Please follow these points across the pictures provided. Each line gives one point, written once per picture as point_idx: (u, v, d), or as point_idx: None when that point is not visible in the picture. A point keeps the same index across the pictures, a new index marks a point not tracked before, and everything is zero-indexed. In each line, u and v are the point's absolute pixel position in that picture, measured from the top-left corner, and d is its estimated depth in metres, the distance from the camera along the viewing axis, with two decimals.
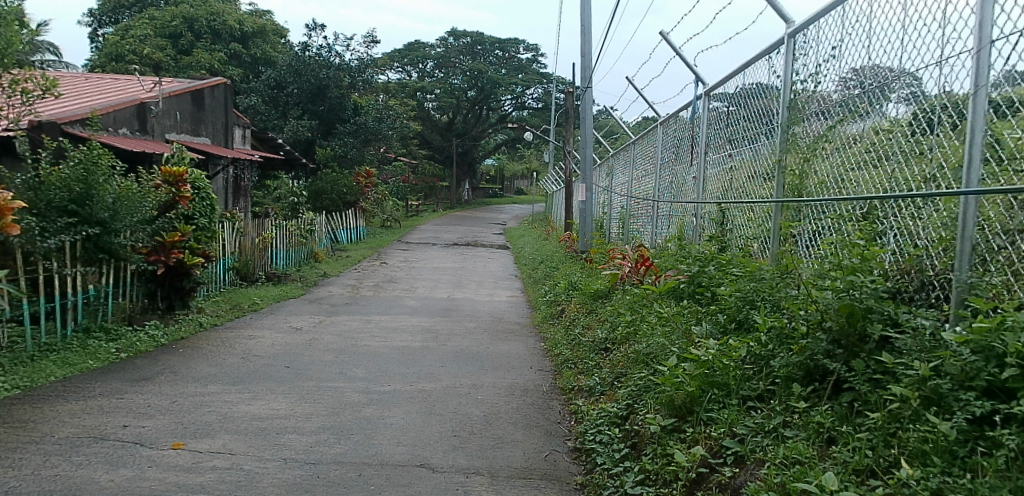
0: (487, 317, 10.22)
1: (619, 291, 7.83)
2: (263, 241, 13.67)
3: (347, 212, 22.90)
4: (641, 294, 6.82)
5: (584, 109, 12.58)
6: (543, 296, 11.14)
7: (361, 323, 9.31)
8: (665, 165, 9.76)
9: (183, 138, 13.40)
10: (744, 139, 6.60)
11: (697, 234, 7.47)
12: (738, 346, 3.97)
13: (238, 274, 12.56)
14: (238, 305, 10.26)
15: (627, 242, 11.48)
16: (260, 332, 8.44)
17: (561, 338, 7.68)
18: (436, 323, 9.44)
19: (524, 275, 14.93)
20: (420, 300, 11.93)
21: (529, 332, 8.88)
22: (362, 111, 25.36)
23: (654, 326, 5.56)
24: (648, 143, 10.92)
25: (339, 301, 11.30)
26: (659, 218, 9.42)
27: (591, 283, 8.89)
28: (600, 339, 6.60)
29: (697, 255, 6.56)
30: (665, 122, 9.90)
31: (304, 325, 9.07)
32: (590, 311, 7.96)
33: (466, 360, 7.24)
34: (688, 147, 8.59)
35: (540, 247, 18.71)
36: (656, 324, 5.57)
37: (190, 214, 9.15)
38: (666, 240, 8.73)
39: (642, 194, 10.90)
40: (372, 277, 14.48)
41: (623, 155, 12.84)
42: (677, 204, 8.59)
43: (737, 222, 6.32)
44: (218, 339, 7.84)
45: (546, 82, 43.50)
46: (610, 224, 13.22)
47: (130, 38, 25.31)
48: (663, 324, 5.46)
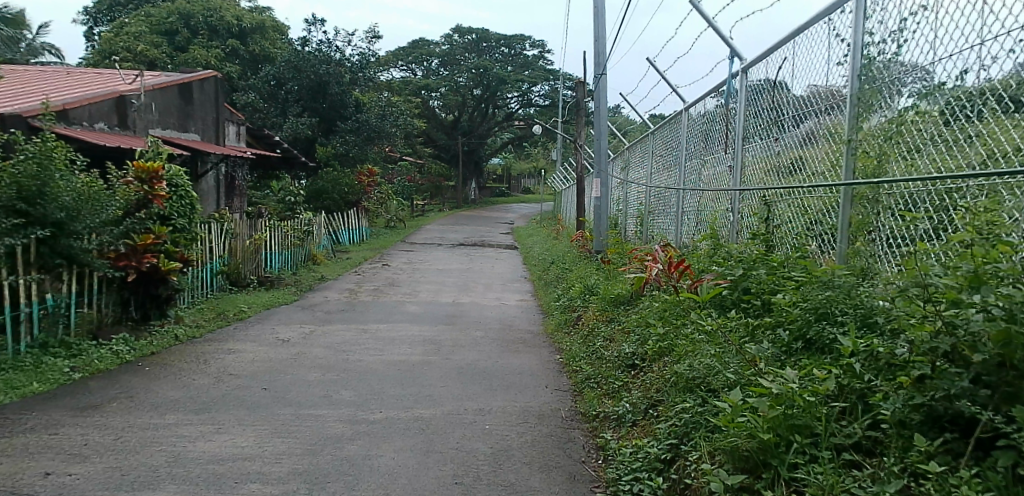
0: (495, 325, 9.30)
1: (646, 297, 6.91)
2: (255, 243, 12.80)
3: (349, 212, 22.04)
4: (672, 300, 5.91)
5: (598, 99, 11.67)
6: (557, 301, 10.22)
7: (356, 333, 8.40)
8: (691, 154, 8.82)
9: (168, 134, 12.54)
10: (792, 119, 5.69)
11: (735, 231, 6.56)
12: (824, 376, 3.08)
13: (228, 279, 11.71)
14: (223, 313, 9.38)
15: (648, 241, 10.56)
16: (242, 344, 7.55)
17: (581, 350, 6.78)
18: (438, 332, 8.52)
19: (534, 277, 14.02)
20: (423, 305, 11.00)
21: (543, 342, 7.97)
22: (364, 109, 24.50)
23: (697, 343, 4.66)
24: (671, 131, 9.98)
25: (335, 308, 10.41)
26: (687, 213, 8.48)
27: (612, 287, 7.99)
28: (627, 353, 5.68)
29: (740, 255, 5.66)
30: (690, 106, 8.94)
31: (293, 335, 8.18)
32: (614, 318, 7.05)
33: (472, 377, 6.33)
34: (719, 132, 7.65)
35: (551, 246, 17.78)
36: (700, 340, 4.67)
37: (167, 214, 8.26)
38: (696, 238, 7.81)
39: (663, 187, 9.98)
40: (373, 281, 13.59)
41: (641, 147, 11.89)
42: (709, 196, 7.66)
43: (788, 215, 5.41)
44: (192, 354, 6.97)
45: (552, 78, 42.55)
46: (627, 220, 12.30)
47: (125, 35, 24.48)
48: (710, 339, 4.57)
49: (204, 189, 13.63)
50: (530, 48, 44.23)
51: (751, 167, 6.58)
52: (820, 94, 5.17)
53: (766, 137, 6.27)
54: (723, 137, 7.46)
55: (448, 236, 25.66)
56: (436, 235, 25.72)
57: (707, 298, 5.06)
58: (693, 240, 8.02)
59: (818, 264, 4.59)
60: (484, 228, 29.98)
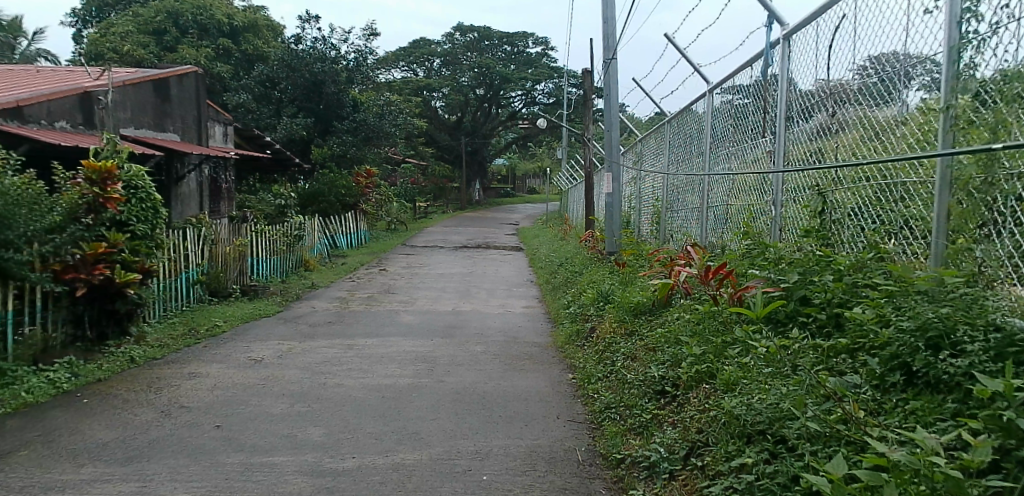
0: (498, 336, 8.29)
1: (673, 306, 5.92)
2: (239, 249, 11.86)
3: (347, 215, 21.12)
4: (708, 312, 4.93)
5: (609, 86, 10.64)
6: (566, 309, 9.22)
7: (341, 350, 7.42)
8: (717, 141, 7.84)
9: (143, 133, 11.59)
10: (851, 91, 4.73)
11: (776, 228, 5.60)
12: (974, 441, 2.12)
13: (207, 289, 10.71)
14: (194, 329, 8.43)
15: (665, 242, 9.57)
16: (207, 366, 6.58)
17: (597, 370, 5.80)
18: (434, 348, 7.54)
19: (541, 281, 13.04)
20: (420, 315, 10.01)
21: (552, 359, 6.99)
22: (361, 108, 23.55)
23: (752, 371, 3.69)
24: (692, 116, 8.94)
25: (321, 320, 9.44)
26: (714, 207, 7.50)
27: (632, 294, 7.00)
28: (655, 377, 4.71)
29: (792, 260, 4.67)
30: (715, 88, 7.92)
31: (268, 354, 7.19)
32: (638, 332, 6.04)
33: (469, 405, 5.33)
34: (754, 113, 6.64)
35: (558, 247, 16.78)
36: (756, 368, 3.71)
37: (123, 219, 7.25)
38: (727, 236, 6.83)
39: (682, 179, 8.97)
40: (368, 288, 12.64)
41: (657, 137, 10.86)
42: (741, 186, 6.69)
43: (851, 208, 4.44)
44: (145, 380, 6.00)
45: (557, 76, 41.50)
46: (641, 218, 11.29)
47: (111, 35, 23.57)
48: (773, 368, 3.60)
49: (186, 193, 12.68)
50: (533, 45, 43.15)
51: (795, 151, 5.59)
52: (894, 57, 4.17)
53: (813, 113, 5.28)
54: (758, 120, 6.49)
55: (451, 238, 24.71)
56: (438, 238, 24.73)
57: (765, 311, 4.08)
58: (723, 243, 6.97)
59: (908, 268, 3.61)
60: (488, 229, 29.00)
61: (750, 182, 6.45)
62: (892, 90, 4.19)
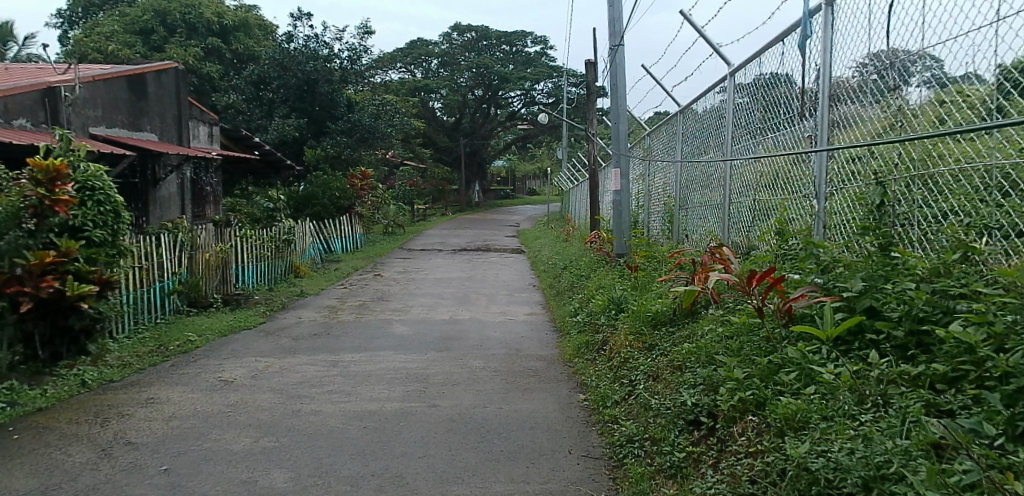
0: (499, 349, 7.50)
1: (701, 318, 5.12)
2: (222, 254, 11.08)
3: (341, 219, 20.33)
4: (751, 330, 4.15)
5: (616, 76, 9.84)
6: (574, 316, 8.46)
7: (322, 368, 6.64)
8: (743, 130, 7.01)
9: (117, 133, 10.80)
10: (856, 87, 4.48)
11: (819, 223, 4.81)
12: None
13: (185, 299, 9.96)
14: (163, 346, 7.66)
15: (681, 242, 8.78)
16: (168, 389, 5.82)
17: (614, 391, 5.03)
18: (428, 363, 6.77)
19: (544, 285, 12.28)
20: (414, 325, 9.22)
21: (560, 375, 6.21)
22: (356, 108, 22.77)
23: (820, 410, 2.91)
24: (712, 100, 8.04)
25: (306, 332, 8.67)
26: (740, 203, 6.71)
27: (648, 301, 6.25)
28: (687, 406, 3.94)
29: (851, 265, 3.88)
30: (738, 69, 7.05)
31: (241, 374, 6.42)
32: (660, 348, 5.22)
33: (464, 435, 4.55)
34: (788, 96, 5.78)
35: (562, 249, 16.01)
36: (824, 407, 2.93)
37: (76, 225, 6.52)
38: (757, 237, 6.06)
39: (702, 170, 8.16)
40: (360, 295, 11.86)
41: (669, 129, 10.02)
42: (773, 178, 5.93)
43: (926, 201, 3.65)
44: (92, 409, 5.24)
45: (557, 76, 40.55)
46: (652, 214, 10.47)
47: (97, 35, 22.80)
48: (850, 403, 2.85)
49: (166, 196, 11.93)
50: (533, 45, 42.30)
51: (840, 130, 4.70)
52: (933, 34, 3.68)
53: (856, 96, 4.48)
54: (793, 104, 5.64)
55: (450, 241, 23.95)
56: (437, 241, 23.91)
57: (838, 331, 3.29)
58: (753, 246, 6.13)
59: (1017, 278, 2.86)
60: (489, 231, 28.17)
61: (787, 168, 5.61)
62: (891, 84, 4.11)
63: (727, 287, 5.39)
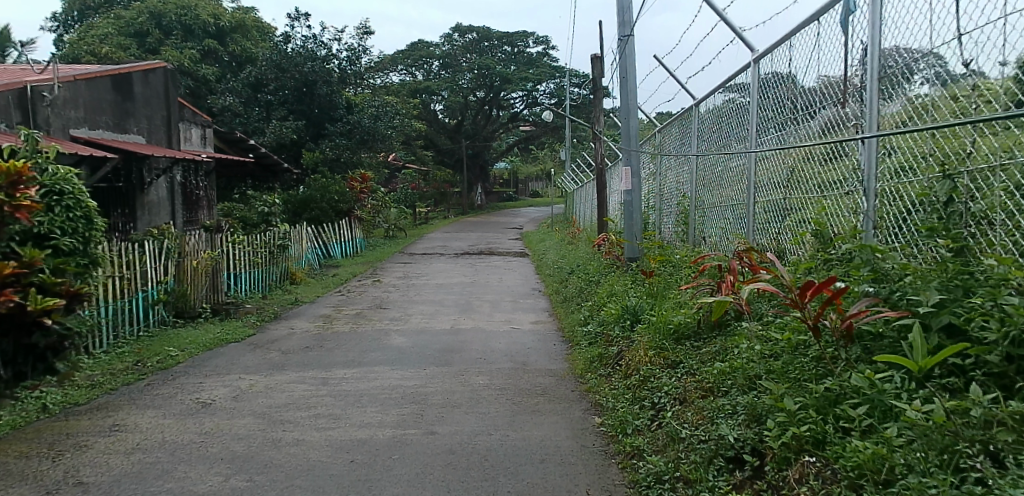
0: (505, 363, 6.93)
1: (734, 334, 4.53)
2: (212, 261, 10.50)
3: (341, 223, 19.77)
4: (806, 357, 3.55)
5: (626, 70, 9.26)
6: (584, 325, 7.88)
7: (311, 386, 6.05)
8: (769, 122, 6.42)
9: (102, 135, 10.24)
10: (858, 85, 4.62)
11: (867, 222, 4.25)
12: None
13: (172, 309, 9.40)
14: (142, 362, 7.10)
15: (698, 246, 8.20)
16: (137, 415, 5.25)
17: (635, 417, 4.46)
18: (428, 380, 6.20)
19: (550, 291, 11.71)
20: (413, 336, 8.63)
21: (573, 395, 5.63)
22: (356, 110, 22.22)
23: (905, 464, 2.37)
24: (732, 92, 7.48)
25: (298, 344, 8.10)
26: (768, 201, 6.13)
27: (667, 311, 5.70)
28: (727, 442, 3.36)
29: (921, 273, 3.31)
30: (764, 55, 6.44)
31: (221, 395, 5.84)
32: (686, 369, 4.64)
33: (466, 470, 3.98)
34: (828, 81, 5.17)
35: (569, 252, 15.45)
36: (913, 457, 2.38)
37: (42, 232, 5.93)
38: (790, 239, 5.49)
39: (722, 167, 7.58)
40: (358, 303, 11.30)
41: (682, 126, 9.42)
42: (808, 174, 5.37)
43: (1011, 195, 3.12)
44: (48, 438, 4.68)
45: (559, 76, 39.92)
46: (666, 214, 9.86)
47: (90, 38, 22.30)
48: (960, 454, 2.28)
49: (154, 201, 11.36)
50: (535, 45, 41.74)
51: (893, 115, 4.11)
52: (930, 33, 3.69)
53: (857, 94, 4.63)
54: (835, 91, 5.04)
55: (453, 244, 23.37)
56: (438, 245, 23.33)
57: (936, 360, 2.67)
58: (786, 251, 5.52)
59: None
60: (492, 234, 27.60)
61: (828, 161, 5.03)
62: (887, 85, 4.19)
63: (763, 297, 4.79)
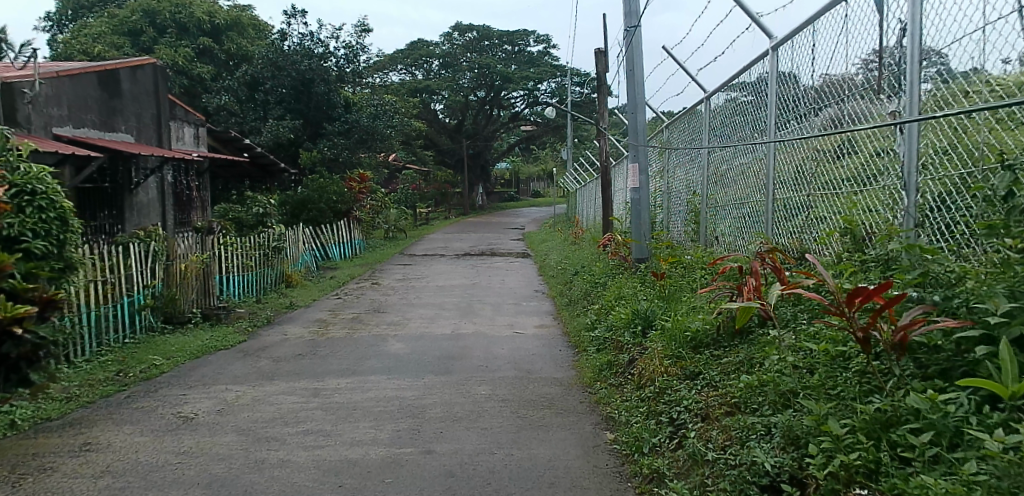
0: (508, 372, 6.53)
1: (763, 345, 4.13)
2: (201, 265, 10.08)
3: (340, 224, 19.38)
4: (857, 376, 3.12)
5: (633, 62, 8.85)
6: (591, 330, 7.47)
7: (301, 399, 5.65)
8: (789, 112, 6.00)
9: (86, 135, 9.83)
10: (863, 82, 4.66)
11: (908, 219, 3.87)
12: None
13: (160, 315, 9.00)
14: (124, 372, 6.70)
15: (711, 247, 7.79)
16: (112, 432, 4.86)
17: (652, 434, 4.06)
18: (425, 392, 5.80)
19: (554, 293, 11.31)
20: (412, 341, 8.23)
21: (581, 407, 5.22)
22: (354, 109, 21.83)
23: None
24: (747, 82, 7.06)
25: (290, 352, 7.70)
26: (789, 198, 5.72)
27: (684, 316, 5.31)
28: (763, 470, 2.97)
29: (986, 278, 2.93)
30: (783, 42, 6.02)
31: (205, 408, 5.44)
32: (709, 382, 4.25)
33: None
34: (858, 66, 4.73)
35: (572, 253, 15.05)
36: None
37: (12, 235, 5.51)
38: (817, 239, 5.08)
39: (738, 162, 7.16)
40: (355, 307, 10.90)
41: (694, 120, 8.98)
42: (835, 167, 4.96)
43: None
44: (11, 460, 4.29)
45: (560, 75, 39.49)
46: (676, 212, 9.44)
47: (83, 37, 21.91)
48: None
49: (144, 202, 10.97)
50: (535, 43, 41.31)
51: (940, 99, 3.74)
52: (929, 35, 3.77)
53: (864, 91, 4.65)
54: (866, 75, 4.61)
55: (454, 245, 22.97)
56: (438, 245, 22.93)
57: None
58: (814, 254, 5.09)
59: None
60: (494, 234, 27.18)
61: (858, 152, 4.62)
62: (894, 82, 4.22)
63: (793, 304, 4.38)
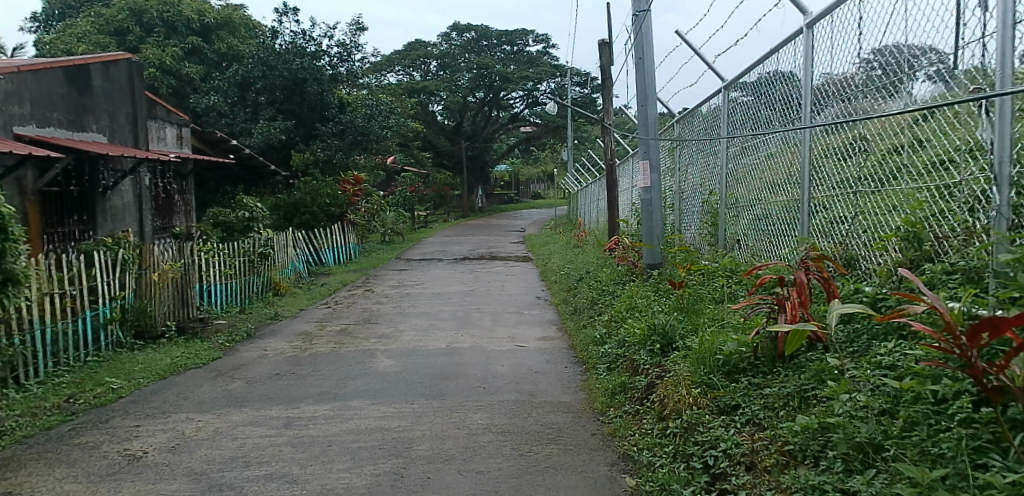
0: (509, 394, 5.79)
1: (829, 376, 3.39)
2: (176, 276, 9.24)
3: (334, 227, 18.67)
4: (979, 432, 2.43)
5: (643, 49, 8.10)
6: (601, 345, 6.72)
7: (270, 431, 4.90)
8: (825, 98, 5.25)
9: (51, 135, 9.07)
10: (864, 82, 4.68)
11: (1000, 222, 3.29)
12: None
13: (129, 329, 8.23)
14: (77, 396, 5.95)
15: (730, 250, 7.10)
16: (40, 478, 4.12)
17: (684, 482, 3.31)
18: (413, 421, 5.05)
19: (558, 301, 10.58)
20: (403, 357, 7.48)
21: (593, 441, 4.49)
22: (348, 109, 21.10)
23: None
24: (774, 66, 6.30)
25: (268, 370, 6.96)
26: (827, 195, 5.01)
27: (712, 334, 4.59)
28: None
29: None
30: (818, 19, 5.27)
31: (156, 444, 4.69)
32: (751, 420, 3.57)
33: None
34: (885, 57, 4.39)
35: (576, 257, 14.33)
36: None
37: None
38: (873, 249, 4.31)
39: (760, 158, 6.49)
40: (345, 317, 10.16)
41: (710, 111, 8.21)
42: (890, 160, 4.24)
43: None
44: None
45: (560, 75, 38.73)
46: (689, 212, 8.71)
47: (67, 36, 21.19)
48: None
49: (118, 206, 10.22)
50: (535, 43, 40.53)
51: None
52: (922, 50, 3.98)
53: (864, 91, 4.70)
54: (908, 60, 4.13)
55: (452, 249, 22.23)
56: (436, 249, 22.19)
57: None
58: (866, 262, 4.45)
59: None
60: (493, 238, 26.42)
61: (923, 140, 3.91)
62: (899, 81, 4.27)
63: (858, 328, 3.64)
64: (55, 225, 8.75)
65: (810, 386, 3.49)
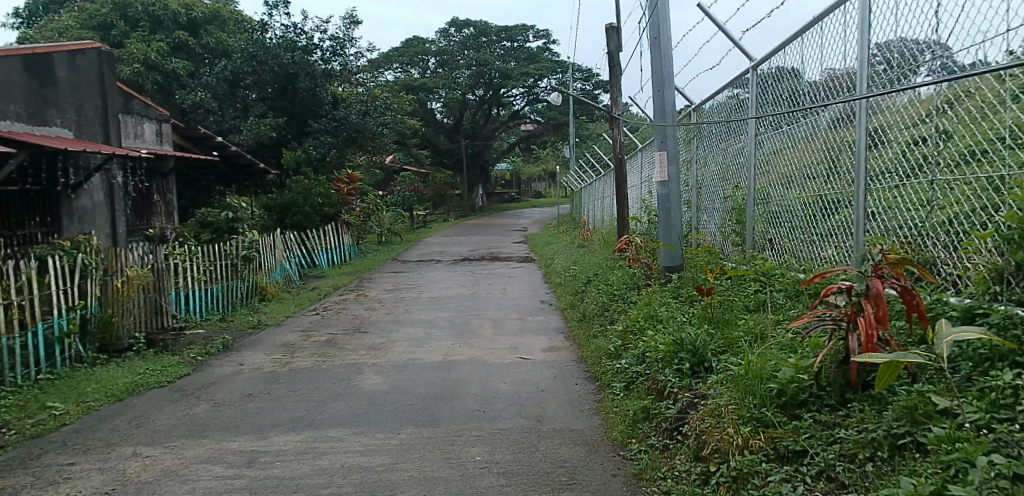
0: (512, 420, 4.99)
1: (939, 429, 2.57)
2: (144, 283, 8.35)
3: (328, 228, 17.90)
4: None
5: (658, 27, 7.30)
6: (616, 360, 5.93)
7: (227, 472, 4.10)
8: (885, 69, 4.41)
9: (13, 129, 8.33)
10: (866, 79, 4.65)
11: None
12: None
13: (92, 341, 7.47)
14: (14, 424, 5.16)
15: (758, 250, 6.35)
16: None
17: None
18: (398, 458, 4.24)
19: (564, 306, 9.79)
20: (393, 372, 6.68)
21: (614, 485, 3.68)
22: (342, 105, 20.31)
23: None
24: (815, 37, 5.45)
25: (240, 389, 6.15)
26: (888, 186, 4.24)
27: (761, 354, 3.79)
28: None
29: None
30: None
31: (88, 491, 3.89)
32: (824, 473, 2.81)
33: None
34: (890, 51, 4.37)
35: (581, 258, 13.54)
36: None
37: None
38: (970, 257, 3.50)
39: (791, 151, 5.81)
40: (333, 325, 9.37)
41: (728, 102, 7.53)
42: (957, 147, 3.72)
43: None
44: None
45: (561, 71, 37.90)
46: (709, 204, 7.93)
47: (49, 32, 20.39)
48: None
49: (87, 207, 9.43)
50: (535, 39, 39.63)
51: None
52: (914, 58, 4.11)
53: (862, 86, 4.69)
54: (906, 59, 4.18)
55: (451, 250, 21.44)
56: (435, 251, 21.38)
57: None
58: (947, 268, 3.73)
59: None
60: (494, 237, 25.62)
61: (960, 131, 3.69)
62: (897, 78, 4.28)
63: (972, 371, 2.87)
64: (11, 227, 7.95)
65: (903, 437, 2.72)
